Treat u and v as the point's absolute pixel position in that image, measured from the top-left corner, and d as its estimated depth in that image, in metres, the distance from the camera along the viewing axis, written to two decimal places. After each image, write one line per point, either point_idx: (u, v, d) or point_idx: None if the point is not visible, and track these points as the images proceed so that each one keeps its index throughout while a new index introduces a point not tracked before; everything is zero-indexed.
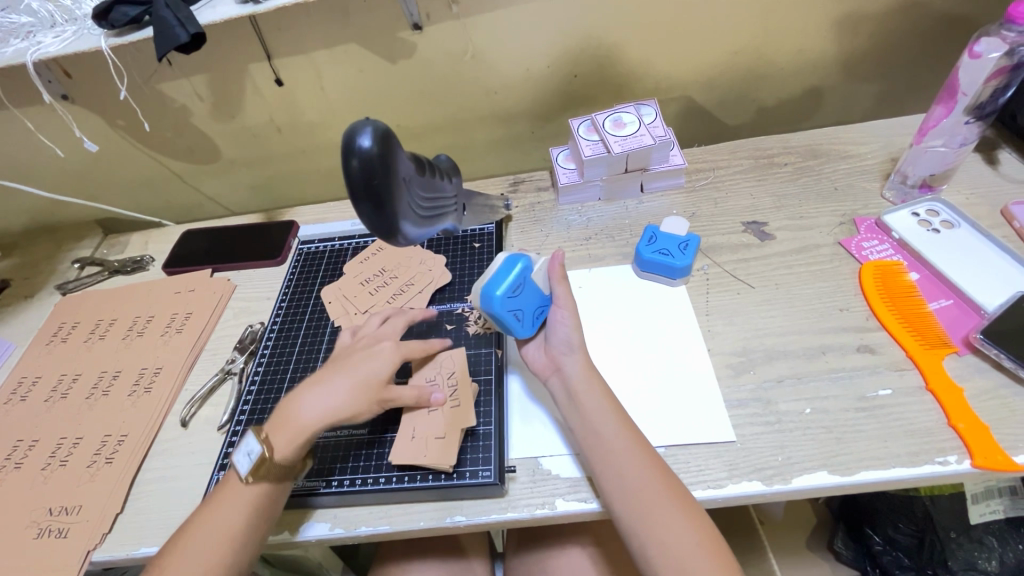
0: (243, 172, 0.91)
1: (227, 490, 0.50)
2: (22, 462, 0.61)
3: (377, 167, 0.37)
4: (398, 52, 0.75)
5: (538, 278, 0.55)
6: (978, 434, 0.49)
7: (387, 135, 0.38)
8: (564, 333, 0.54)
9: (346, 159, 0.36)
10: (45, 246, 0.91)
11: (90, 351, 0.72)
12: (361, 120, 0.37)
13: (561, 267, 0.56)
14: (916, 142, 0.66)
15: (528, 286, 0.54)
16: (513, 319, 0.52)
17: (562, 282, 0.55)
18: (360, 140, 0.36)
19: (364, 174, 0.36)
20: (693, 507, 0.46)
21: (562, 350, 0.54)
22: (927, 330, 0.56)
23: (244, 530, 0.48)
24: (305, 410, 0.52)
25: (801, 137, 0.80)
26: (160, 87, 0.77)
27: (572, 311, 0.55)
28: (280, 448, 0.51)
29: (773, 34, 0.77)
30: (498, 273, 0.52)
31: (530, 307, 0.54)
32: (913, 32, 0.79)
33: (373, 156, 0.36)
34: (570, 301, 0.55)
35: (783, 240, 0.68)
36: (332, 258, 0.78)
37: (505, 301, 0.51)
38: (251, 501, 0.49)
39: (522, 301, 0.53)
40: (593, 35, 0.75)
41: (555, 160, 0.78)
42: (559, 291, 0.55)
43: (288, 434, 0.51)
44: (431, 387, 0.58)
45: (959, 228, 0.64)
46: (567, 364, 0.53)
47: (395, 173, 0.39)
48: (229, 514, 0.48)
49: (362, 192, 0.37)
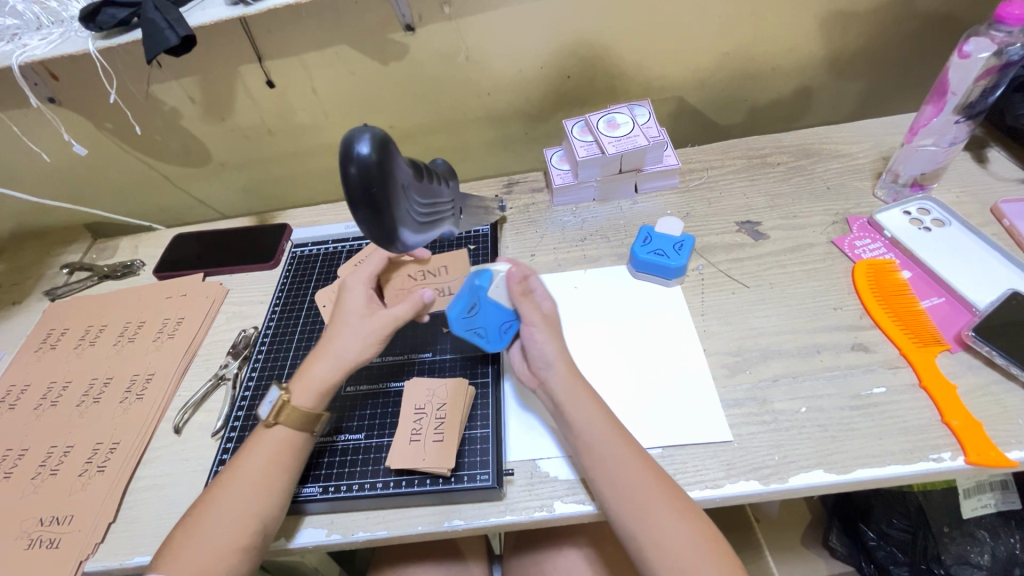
0: (234, 175, 0.90)
1: (248, 448, 0.52)
2: (11, 471, 0.60)
3: (376, 174, 0.36)
4: (390, 53, 0.74)
5: (497, 296, 0.55)
6: (971, 430, 0.49)
7: (386, 141, 0.37)
8: (538, 348, 0.54)
9: (344, 167, 0.36)
10: (33, 251, 0.89)
11: (80, 357, 0.71)
12: (359, 126, 0.36)
13: (520, 283, 0.55)
14: (907, 141, 0.67)
15: (486, 305, 0.55)
16: (474, 337, 0.56)
17: (524, 298, 0.55)
18: (358, 146, 0.35)
19: (363, 181, 0.36)
20: (688, 507, 0.46)
21: (541, 365, 0.53)
22: (919, 327, 0.57)
23: (270, 479, 0.49)
24: (322, 371, 0.53)
25: (793, 137, 0.81)
26: (149, 89, 0.76)
27: (542, 325, 0.54)
28: (300, 397, 0.53)
29: (765, 34, 0.77)
30: (453, 297, 0.54)
31: (491, 324, 0.56)
32: (902, 33, 0.79)
33: (372, 163, 0.36)
34: (538, 317, 0.54)
35: (777, 239, 0.69)
36: (326, 261, 0.77)
37: (461, 323, 0.55)
38: (275, 446, 0.51)
39: (481, 320, 0.55)
40: (585, 36, 0.75)
41: (549, 161, 0.78)
42: (521, 309, 0.55)
43: (309, 389, 0.53)
44: (419, 415, 0.56)
45: (949, 226, 0.65)
46: (548, 376, 0.53)
47: (394, 180, 0.38)
48: (252, 469, 0.50)
49: (362, 200, 0.36)
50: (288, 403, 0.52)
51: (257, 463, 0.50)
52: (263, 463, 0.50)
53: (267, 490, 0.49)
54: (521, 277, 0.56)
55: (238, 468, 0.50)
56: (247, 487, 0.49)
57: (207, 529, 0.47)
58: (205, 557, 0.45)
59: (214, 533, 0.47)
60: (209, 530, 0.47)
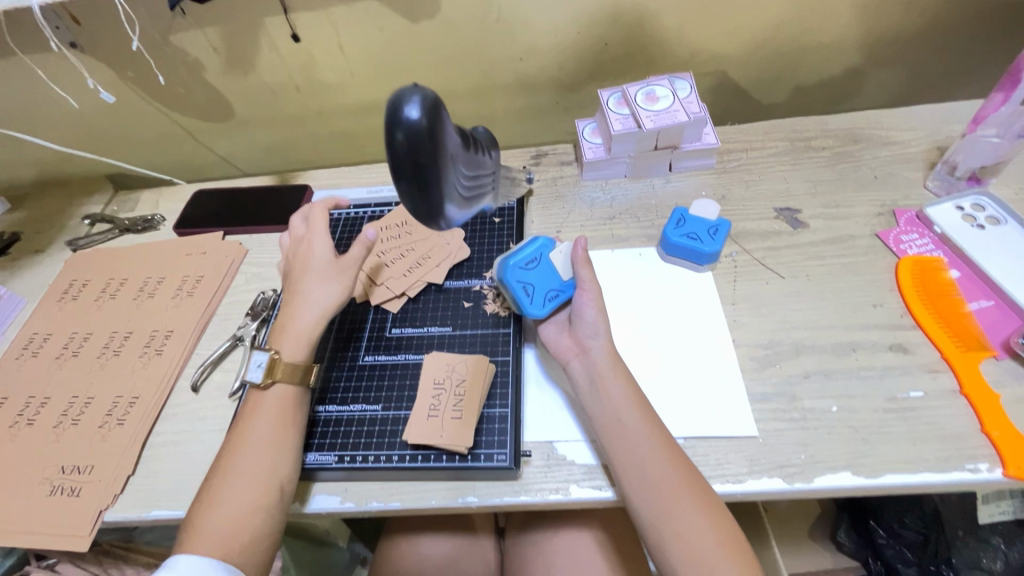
0: (255, 132, 0.88)
1: (249, 411, 0.52)
2: (34, 418, 0.61)
3: (425, 141, 0.34)
4: (421, 10, 0.70)
5: (557, 259, 0.59)
6: (1012, 442, 0.47)
7: (436, 105, 0.34)
8: (590, 316, 0.54)
9: (391, 132, 0.33)
10: (55, 200, 0.89)
11: (100, 310, 0.71)
12: (409, 88, 0.34)
13: (583, 253, 0.57)
14: (968, 131, 0.63)
15: (543, 264, 0.59)
16: (522, 291, 0.57)
17: (585, 265, 0.57)
18: (407, 110, 0.33)
19: (411, 149, 0.33)
20: (713, 502, 0.45)
21: (589, 334, 0.53)
22: (964, 331, 0.54)
23: (280, 438, 0.50)
24: (301, 325, 0.56)
25: (842, 120, 0.76)
26: (171, 39, 0.74)
27: (596, 295, 0.55)
28: (287, 352, 0.54)
29: (822, 8, 0.72)
30: (516, 250, 0.59)
31: (542, 285, 0.57)
32: (973, 12, 0.73)
33: (421, 130, 0.33)
34: (594, 286, 0.55)
35: (817, 229, 0.65)
36: (346, 227, 0.76)
37: (515, 272, 0.58)
38: (277, 404, 0.52)
39: (534, 276, 0.58)
40: (628, 0, 0.70)
41: (581, 134, 0.74)
42: (577, 273, 0.56)
43: (292, 342, 0.55)
44: (439, 391, 0.55)
45: (1005, 225, 0.61)
46: (593, 348, 0.52)
47: (443, 149, 0.35)
48: (260, 431, 0.50)
49: (408, 171, 0.34)
50: (278, 360, 0.54)
51: (266, 422, 0.51)
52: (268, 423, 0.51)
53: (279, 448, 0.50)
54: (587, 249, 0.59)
55: (246, 431, 0.50)
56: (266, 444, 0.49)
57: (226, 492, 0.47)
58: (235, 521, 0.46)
59: (231, 495, 0.47)
60: (229, 494, 0.47)
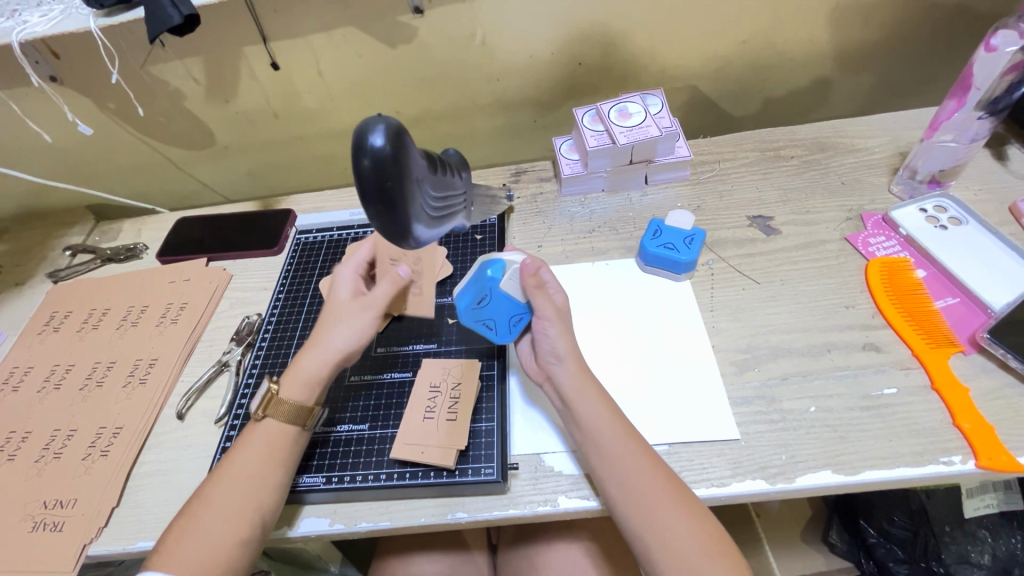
0: (238, 159, 0.89)
1: (240, 441, 0.52)
2: (15, 453, 0.60)
3: (390, 166, 0.35)
4: (399, 36, 0.72)
5: (509, 288, 0.54)
6: (983, 434, 0.49)
7: (400, 132, 0.35)
8: (549, 344, 0.52)
9: (357, 159, 0.34)
10: (36, 232, 0.88)
11: (83, 341, 0.71)
12: (373, 117, 0.35)
13: (535, 275, 0.53)
14: (927, 136, 0.65)
15: (496, 297, 0.54)
16: (483, 328, 0.56)
17: (538, 290, 0.52)
18: (372, 137, 0.34)
19: (377, 175, 0.34)
20: (695, 506, 0.45)
21: (550, 359, 0.52)
22: (932, 328, 0.56)
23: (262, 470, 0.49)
24: (309, 363, 0.54)
25: (809, 129, 0.79)
26: (153, 70, 0.75)
27: (555, 319, 0.52)
28: (290, 391, 0.53)
29: (783, 25, 0.75)
30: (464, 287, 0.55)
31: (501, 317, 0.55)
32: (923, 27, 0.77)
33: (387, 156, 0.34)
34: (552, 310, 0.52)
35: (789, 235, 0.67)
36: (330, 249, 0.76)
37: (470, 314, 0.55)
38: (268, 437, 0.51)
39: (488, 312, 0.55)
40: (597, 22, 0.73)
41: (558, 150, 0.76)
42: (533, 301, 0.52)
43: (297, 381, 0.53)
44: (434, 394, 0.57)
45: (966, 225, 0.63)
46: (556, 372, 0.52)
47: (408, 173, 0.36)
48: (247, 463, 0.49)
49: (375, 195, 0.35)
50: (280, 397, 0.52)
51: (254, 452, 0.50)
52: (259, 455, 0.50)
53: (262, 484, 0.49)
54: (536, 268, 0.53)
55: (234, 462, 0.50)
56: (247, 474, 0.49)
57: (206, 522, 0.47)
58: (205, 549, 0.46)
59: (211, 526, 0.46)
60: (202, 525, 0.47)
